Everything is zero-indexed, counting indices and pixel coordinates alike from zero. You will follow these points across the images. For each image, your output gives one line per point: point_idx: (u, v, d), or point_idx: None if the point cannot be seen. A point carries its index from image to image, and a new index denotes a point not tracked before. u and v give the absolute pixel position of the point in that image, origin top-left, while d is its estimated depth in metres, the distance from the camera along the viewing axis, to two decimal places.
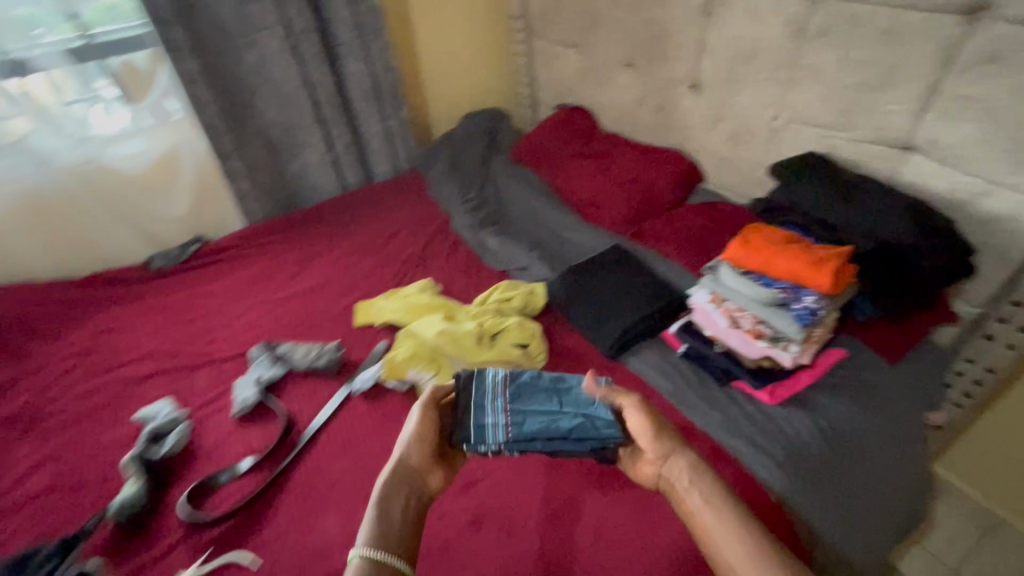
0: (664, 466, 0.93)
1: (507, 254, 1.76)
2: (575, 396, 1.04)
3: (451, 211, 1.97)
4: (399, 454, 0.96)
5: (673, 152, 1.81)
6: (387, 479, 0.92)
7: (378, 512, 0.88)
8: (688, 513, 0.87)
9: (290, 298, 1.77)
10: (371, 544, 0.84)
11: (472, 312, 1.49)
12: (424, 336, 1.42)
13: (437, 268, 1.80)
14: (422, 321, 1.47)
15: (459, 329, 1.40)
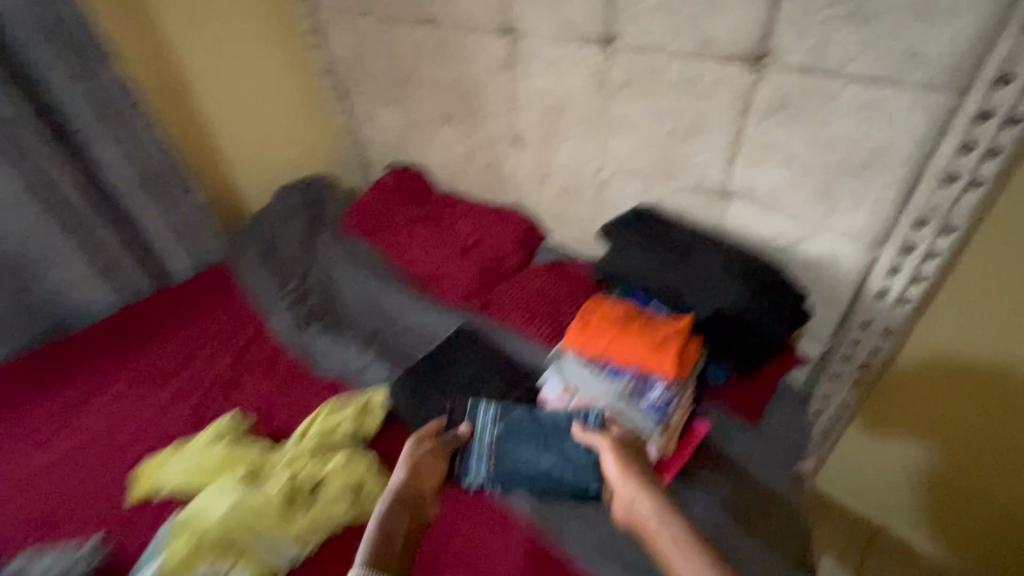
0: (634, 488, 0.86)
1: (339, 357, 1.45)
2: (556, 419, 1.04)
3: (268, 310, 1.60)
4: (394, 484, 0.91)
5: (512, 209, 1.65)
6: (381, 513, 0.84)
7: (374, 533, 0.80)
8: (663, 541, 0.77)
9: (41, 472, 1.25)
10: (371, 564, 0.75)
11: (283, 460, 1.12)
12: (208, 519, 1.00)
13: (255, 389, 1.42)
14: (206, 493, 1.05)
15: (260, 495, 1.04)
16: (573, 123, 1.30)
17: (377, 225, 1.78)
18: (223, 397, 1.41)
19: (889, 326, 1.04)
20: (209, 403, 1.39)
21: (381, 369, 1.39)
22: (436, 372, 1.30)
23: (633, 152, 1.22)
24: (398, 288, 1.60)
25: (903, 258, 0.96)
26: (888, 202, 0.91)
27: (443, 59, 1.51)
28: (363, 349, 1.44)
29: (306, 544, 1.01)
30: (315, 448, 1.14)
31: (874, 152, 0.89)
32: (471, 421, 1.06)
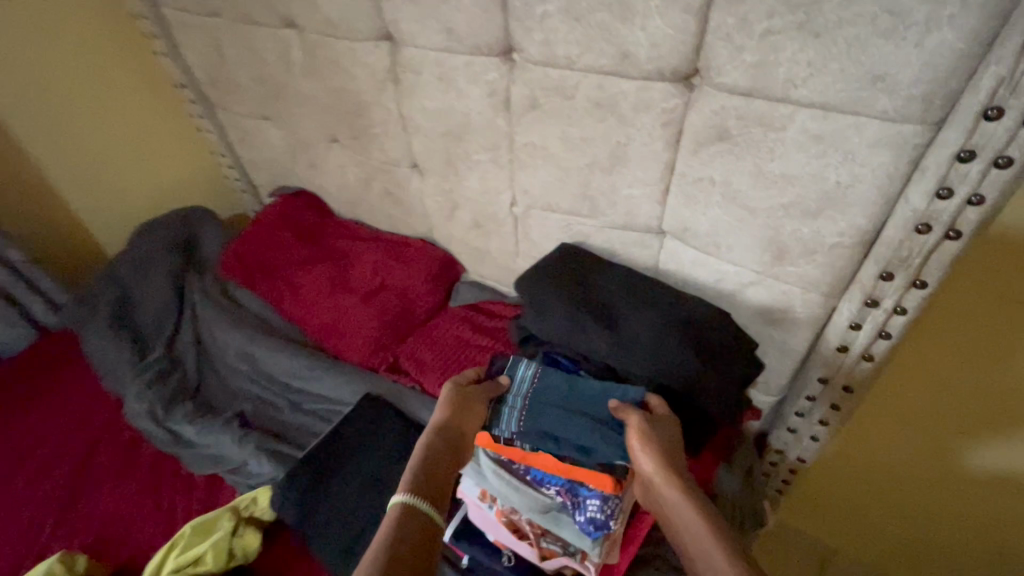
0: (663, 475, 0.72)
1: (211, 448, 1.16)
2: (587, 389, 0.82)
3: (123, 391, 1.29)
4: (435, 422, 0.79)
5: (421, 241, 1.41)
6: (420, 456, 0.76)
7: (413, 477, 0.73)
8: (706, 543, 0.66)
9: None
10: (406, 512, 0.69)
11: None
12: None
13: (103, 503, 1.12)
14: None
15: None
16: (476, 151, 1.08)
17: (262, 269, 1.49)
18: (59, 517, 1.11)
19: (847, 385, 0.91)
20: (40, 529, 1.09)
21: (264, 461, 1.11)
22: (329, 464, 1.05)
23: (548, 185, 1.01)
24: (286, 347, 1.31)
25: (864, 314, 0.82)
26: (847, 251, 0.76)
27: (314, 70, 1.22)
28: (241, 436, 1.16)
29: None
30: None
31: (828, 193, 0.72)
32: (510, 372, 0.87)
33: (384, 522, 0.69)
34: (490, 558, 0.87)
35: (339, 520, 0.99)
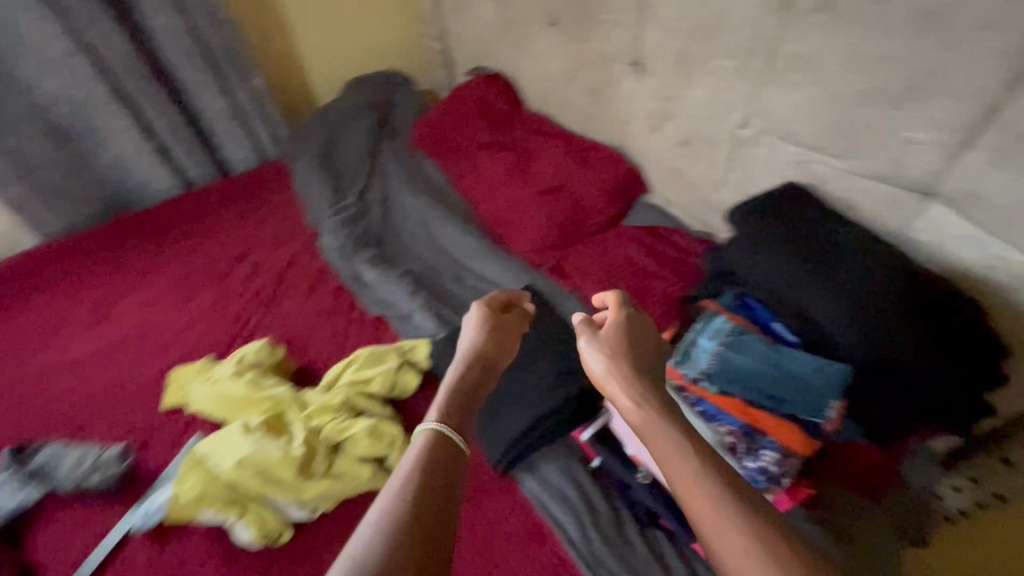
0: (614, 379, 0.66)
1: (385, 294, 1.29)
2: (794, 356, 0.78)
3: (318, 224, 1.44)
4: (463, 353, 0.73)
5: (611, 149, 1.33)
6: (452, 384, 0.68)
7: (442, 405, 0.63)
8: (659, 439, 0.59)
9: (86, 360, 1.23)
10: (440, 442, 0.57)
11: (307, 410, 1.01)
12: (220, 463, 0.92)
13: (296, 314, 1.30)
14: (224, 432, 0.96)
15: (278, 448, 0.93)
16: (720, 55, 0.96)
17: (449, 144, 1.53)
18: (263, 314, 1.31)
19: None
20: (247, 318, 1.30)
21: (430, 319, 1.21)
22: None
23: (800, 109, 0.88)
24: (462, 224, 1.38)
25: None
26: None
27: None
28: (413, 291, 1.27)
29: (318, 506, 0.93)
30: (341, 403, 1.01)
31: None
32: (706, 320, 0.87)
33: (408, 455, 0.56)
34: (625, 470, 0.91)
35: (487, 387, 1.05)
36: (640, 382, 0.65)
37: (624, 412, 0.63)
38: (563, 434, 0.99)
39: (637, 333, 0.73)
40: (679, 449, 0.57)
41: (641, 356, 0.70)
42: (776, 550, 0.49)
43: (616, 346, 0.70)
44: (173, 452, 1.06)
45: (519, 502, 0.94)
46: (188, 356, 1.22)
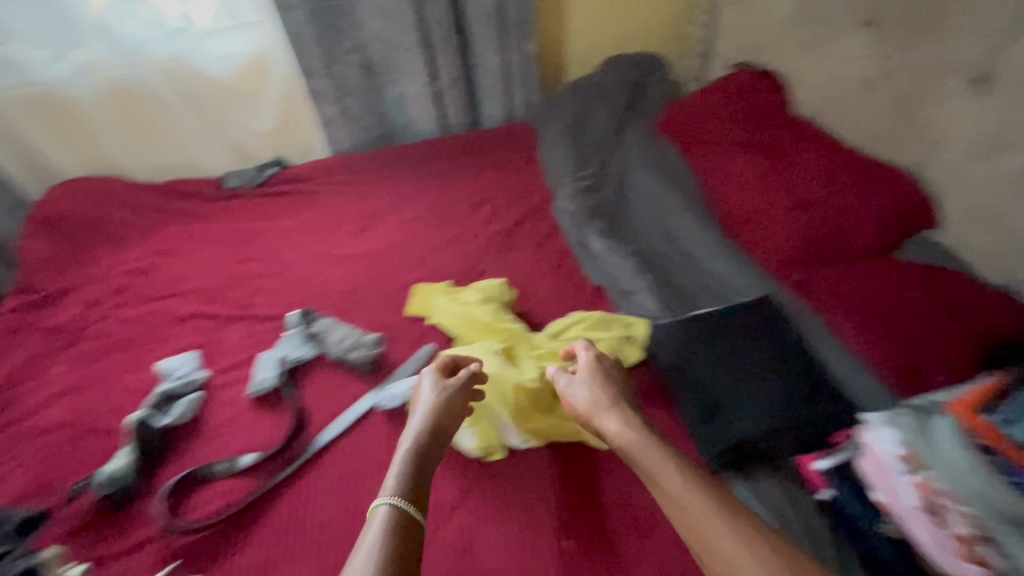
0: (602, 413, 0.89)
1: (610, 266, 1.32)
2: None
3: (557, 187, 1.52)
4: (420, 423, 0.88)
5: (897, 171, 1.19)
6: (409, 456, 0.83)
7: (399, 474, 0.80)
8: (659, 472, 0.79)
9: (352, 258, 1.45)
10: (401, 509, 0.74)
11: (538, 350, 1.09)
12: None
13: (523, 263, 1.40)
14: (471, 348, 1.07)
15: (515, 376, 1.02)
16: None
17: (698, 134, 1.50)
18: (495, 257, 1.43)
19: None
20: (481, 257, 1.43)
21: (654, 301, 1.22)
22: (713, 337, 1.10)
23: None
24: (699, 215, 1.36)
25: None
26: None
27: None
28: (639, 270, 1.28)
29: (531, 440, 1.02)
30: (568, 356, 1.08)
31: None
32: None
33: (372, 527, 0.72)
34: (866, 518, 0.86)
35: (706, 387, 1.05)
36: (624, 429, 0.85)
37: (615, 438, 0.86)
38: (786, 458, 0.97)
39: (604, 392, 0.92)
40: (662, 473, 0.78)
41: (613, 409, 0.89)
42: (763, 560, 0.67)
43: (591, 404, 0.91)
44: (411, 352, 1.23)
45: None
46: (430, 276, 1.39)
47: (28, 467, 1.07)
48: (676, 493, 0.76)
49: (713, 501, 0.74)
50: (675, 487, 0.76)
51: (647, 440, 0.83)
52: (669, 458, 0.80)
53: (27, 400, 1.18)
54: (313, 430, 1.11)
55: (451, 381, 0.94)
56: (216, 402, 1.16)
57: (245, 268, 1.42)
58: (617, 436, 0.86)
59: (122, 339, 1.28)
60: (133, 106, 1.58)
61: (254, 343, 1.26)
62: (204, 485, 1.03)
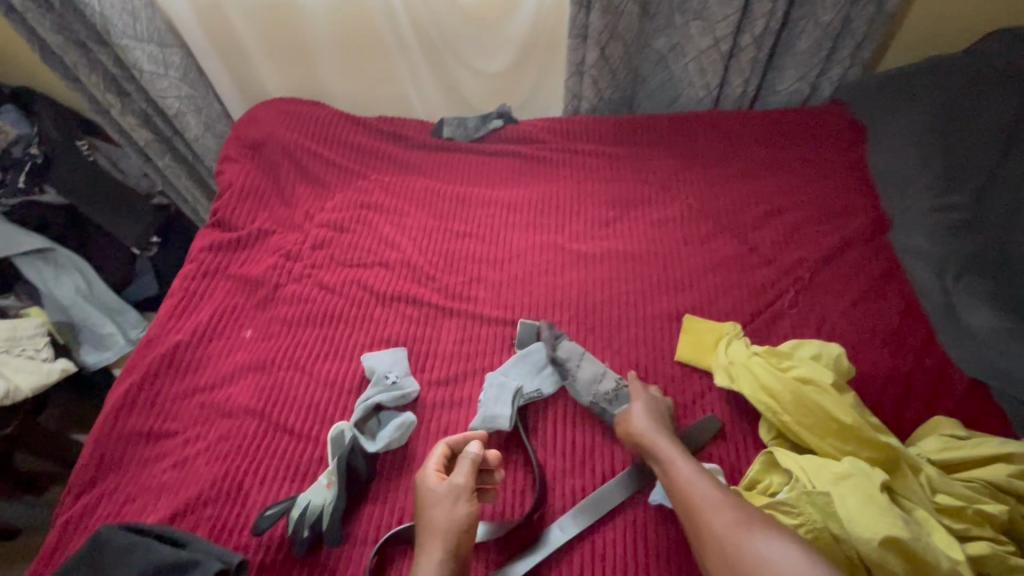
0: (654, 432, 0.79)
1: (1011, 358, 0.86)
2: None
3: (900, 214, 1.06)
4: (438, 561, 0.67)
5: None
6: None
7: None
8: (698, 499, 0.68)
9: (596, 258, 1.10)
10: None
11: (944, 500, 0.67)
12: (847, 527, 0.63)
13: (842, 318, 0.98)
14: (841, 472, 0.67)
15: (933, 551, 0.61)
16: None
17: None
18: (797, 298, 1.01)
19: None
20: (776, 295, 1.02)
21: None
22: None
23: None
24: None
25: None
26: None
27: None
28: None
29: None
30: (999, 523, 0.66)
31: None
32: None
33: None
34: None
35: None
36: (664, 448, 0.77)
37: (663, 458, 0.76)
38: None
39: (654, 420, 0.81)
40: (696, 481, 0.70)
41: (649, 434, 0.79)
42: None
43: (634, 431, 0.81)
44: (685, 419, 0.89)
45: None
46: (704, 308, 1.01)
47: (215, 458, 0.87)
48: (704, 507, 0.67)
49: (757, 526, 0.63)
50: (698, 503, 0.68)
51: (685, 462, 0.74)
52: (705, 478, 0.71)
53: (216, 364, 0.99)
54: (555, 508, 0.81)
55: (456, 485, 0.74)
56: (428, 428, 0.89)
57: (462, 247, 1.14)
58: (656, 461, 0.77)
59: (321, 309, 1.05)
60: (360, 21, 1.32)
61: (473, 355, 0.98)
62: (417, 563, 0.75)
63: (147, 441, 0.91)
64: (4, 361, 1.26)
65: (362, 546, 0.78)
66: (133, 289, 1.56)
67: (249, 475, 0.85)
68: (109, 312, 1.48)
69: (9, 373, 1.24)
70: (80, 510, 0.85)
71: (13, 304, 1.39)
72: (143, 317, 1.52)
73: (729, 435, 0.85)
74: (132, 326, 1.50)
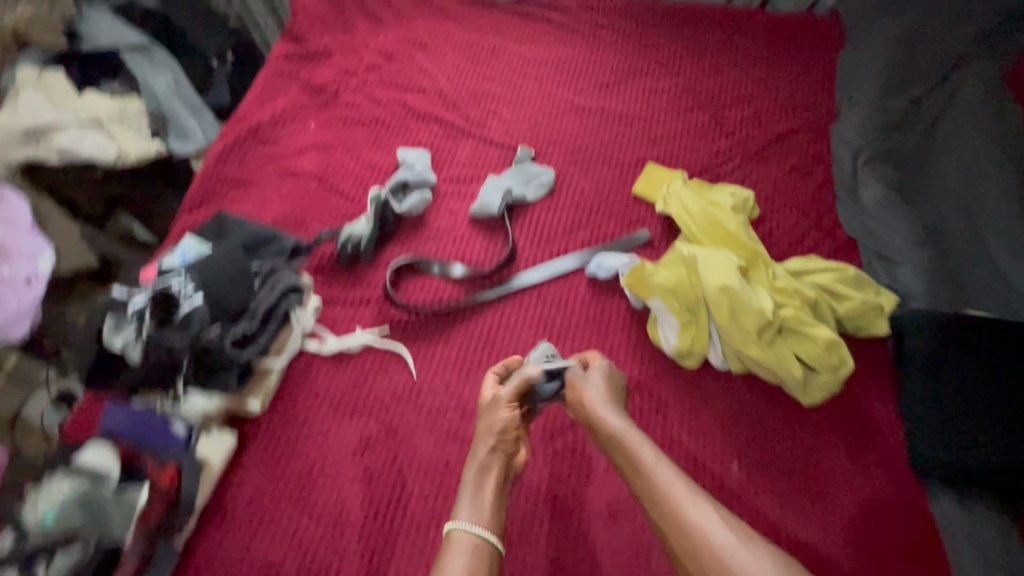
0: (615, 416, 0.82)
1: (881, 224, 1.13)
2: None
3: (845, 111, 1.28)
4: (486, 455, 0.81)
5: None
6: (479, 479, 0.79)
7: (471, 502, 0.76)
8: (661, 490, 0.73)
9: (591, 112, 1.36)
10: (477, 543, 0.73)
11: (776, 280, 0.99)
12: (701, 274, 0.97)
13: (772, 182, 1.24)
14: (713, 253, 0.99)
15: (751, 296, 0.94)
16: None
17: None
18: (741, 163, 1.27)
19: None
20: (727, 158, 1.28)
21: (922, 283, 1.05)
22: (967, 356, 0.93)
23: None
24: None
25: None
26: None
27: None
28: (917, 241, 1.10)
29: (735, 366, 0.98)
30: (810, 300, 0.98)
31: None
32: None
33: (453, 557, 0.72)
34: None
35: (957, 405, 0.90)
36: (618, 431, 0.80)
37: (630, 446, 0.78)
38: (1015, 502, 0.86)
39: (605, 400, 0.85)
40: (657, 474, 0.74)
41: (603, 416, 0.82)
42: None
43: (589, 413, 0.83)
44: (626, 232, 1.19)
45: (921, 515, 0.88)
46: (666, 160, 1.28)
47: (285, 201, 1.21)
48: (665, 496, 0.72)
49: (721, 523, 0.67)
50: (658, 487, 0.73)
51: (640, 444, 0.78)
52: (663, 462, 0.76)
53: (288, 142, 1.31)
54: (519, 268, 1.14)
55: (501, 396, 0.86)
56: (439, 208, 1.22)
57: (486, 87, 1.39)
58: (609, 445, 0.81)
59: (369, 116, 1.34)
60: None
61: (481, 165, 1.28)
62: (418, 275, 1.13)
63: (235, 183, 1.24)
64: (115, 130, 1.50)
65: (383, 269, 1.13)
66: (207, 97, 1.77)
67: (309, 214, 1.19)
68: (190, 109, 1.68)
69: (119, 139, 1.49)
70: (188, 219, 1.19)
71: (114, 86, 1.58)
72: (217, 122, 1.73)
73: (655, 244, 1.17)
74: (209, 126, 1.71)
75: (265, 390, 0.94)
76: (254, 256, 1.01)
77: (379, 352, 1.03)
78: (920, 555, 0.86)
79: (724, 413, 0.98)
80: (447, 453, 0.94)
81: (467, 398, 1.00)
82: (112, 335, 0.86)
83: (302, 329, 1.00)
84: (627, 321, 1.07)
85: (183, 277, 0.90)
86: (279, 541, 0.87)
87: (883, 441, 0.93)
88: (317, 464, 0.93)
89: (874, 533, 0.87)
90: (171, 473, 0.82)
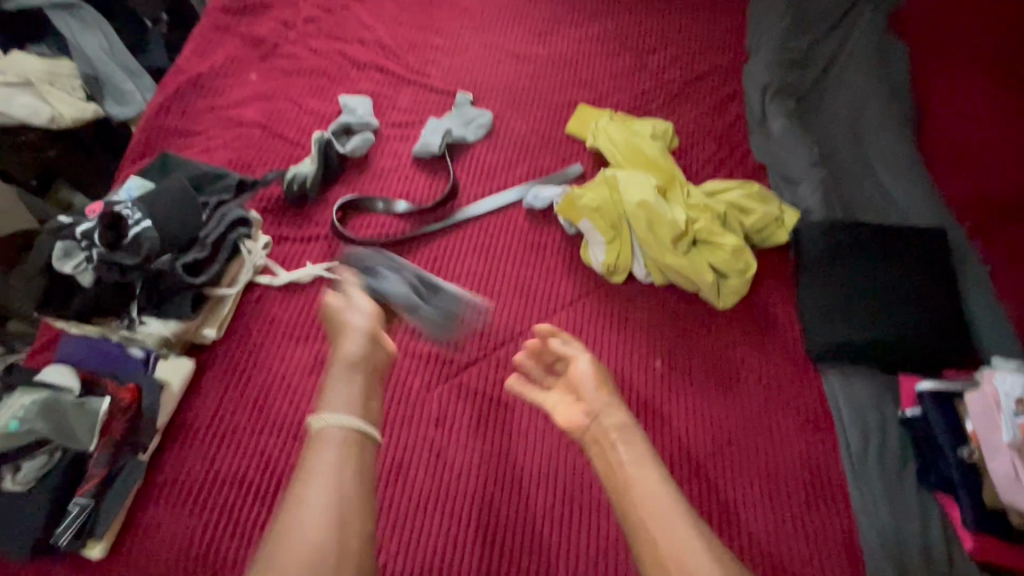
0: (607, 403, 0.84)
1: (785, 149, 1.26)
2: None
3: (756, 53, 1.41)
4: (362, 343, 0.84)
5: None
6: (345, 386, 0.79)
7: (341, 398, 0.77)
8: (639, 477, 0.75)
9: (525, 58, 1.43)
10: (344, 435, 0.74)
11: (688, 199, 1.13)
12: (622, 194, 1.09)
13: (692, 116, 1.33)
14: (633, 174, 1.12)
15: (667, 211, 1.07)
16: None
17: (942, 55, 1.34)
18: (665, 99, 1.36)
19: None
20: (653, 96, 1.37)
21: (817, 198, 1.19)
22: (852, 254, 1.08)
23: None
24: (904, 136, 1.28)
25: None
26: None
27: None
28: (814, 163, 1.24)
29: (656, 276, 1.08)
30: (720, 213, 1.11)
31: None
32: None
33: (320, 449, 0.72)
34: (948, 438, 0.90)
35: (845, 296, 1.04)
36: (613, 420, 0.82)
37: (619, 434, 0.80)
38: (891, 374, 1.01)
39: (601, 395, 0.86)
40: (635, 463, 0.76)
41: (599, 423, 0.82)
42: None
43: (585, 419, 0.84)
44: (558, 165, 1.27)
45: (815, 387, 1.01)
46: (596, 100, 1.36)
47: (230, 148, 1.24)
48: (642, 486, 0.74)
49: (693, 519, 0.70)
50: (632, 484, 0.74)
51: (626, 453, 0.78)
52: (646, 472, 0.75)
53: (230, 92, 1.32)
54: (462, 202, 1.21)
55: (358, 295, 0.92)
56: (383, 150, 1.27)
57: (425, 38, 1.45)
58: (602, 455, 0.80)
59: (311, 67, 1.38)
60: None
61: (422, 110, 1.34)
62: (364, 213, 1.19)
63: (177, 132, 1.26)
64: (49, 91, 1.37)
65: (329, 208, 1.18)
66: (144, 59, 1.65)
67: (255, 160, 1.22)
68: (127, 72, 1.54)
69: (54, 102, 1.37)
70: (132, 168, 1.19)
71: (44, 50, 1.46)
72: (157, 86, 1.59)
73: (586, 175, 1.25)
74: (149, 91, 1.58)
75: (219, 320, 1.01)
76: (203, 191, 1.08)
77: (329, 282, 1.09)
78: (817, 419, 0.98)
79: (648, 315, 1.08)
80: (399, 365, 1.00)
81: (413, 318, 1.06)
82: (61, 261, 0.90)
83: (253, 263, 1.06)
84: (561, 244, 1.16)
85: (130, 206, 0.96)
86: (241, 453, 0.91)
87: (785, 330, 1.06)
88: (273, 383, 0.98)
89: (778, 406, 0.99)
90: (131, 390, 0.88)
